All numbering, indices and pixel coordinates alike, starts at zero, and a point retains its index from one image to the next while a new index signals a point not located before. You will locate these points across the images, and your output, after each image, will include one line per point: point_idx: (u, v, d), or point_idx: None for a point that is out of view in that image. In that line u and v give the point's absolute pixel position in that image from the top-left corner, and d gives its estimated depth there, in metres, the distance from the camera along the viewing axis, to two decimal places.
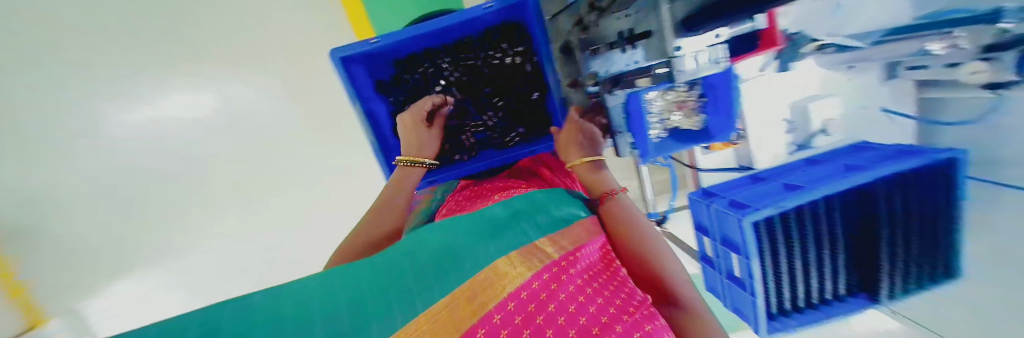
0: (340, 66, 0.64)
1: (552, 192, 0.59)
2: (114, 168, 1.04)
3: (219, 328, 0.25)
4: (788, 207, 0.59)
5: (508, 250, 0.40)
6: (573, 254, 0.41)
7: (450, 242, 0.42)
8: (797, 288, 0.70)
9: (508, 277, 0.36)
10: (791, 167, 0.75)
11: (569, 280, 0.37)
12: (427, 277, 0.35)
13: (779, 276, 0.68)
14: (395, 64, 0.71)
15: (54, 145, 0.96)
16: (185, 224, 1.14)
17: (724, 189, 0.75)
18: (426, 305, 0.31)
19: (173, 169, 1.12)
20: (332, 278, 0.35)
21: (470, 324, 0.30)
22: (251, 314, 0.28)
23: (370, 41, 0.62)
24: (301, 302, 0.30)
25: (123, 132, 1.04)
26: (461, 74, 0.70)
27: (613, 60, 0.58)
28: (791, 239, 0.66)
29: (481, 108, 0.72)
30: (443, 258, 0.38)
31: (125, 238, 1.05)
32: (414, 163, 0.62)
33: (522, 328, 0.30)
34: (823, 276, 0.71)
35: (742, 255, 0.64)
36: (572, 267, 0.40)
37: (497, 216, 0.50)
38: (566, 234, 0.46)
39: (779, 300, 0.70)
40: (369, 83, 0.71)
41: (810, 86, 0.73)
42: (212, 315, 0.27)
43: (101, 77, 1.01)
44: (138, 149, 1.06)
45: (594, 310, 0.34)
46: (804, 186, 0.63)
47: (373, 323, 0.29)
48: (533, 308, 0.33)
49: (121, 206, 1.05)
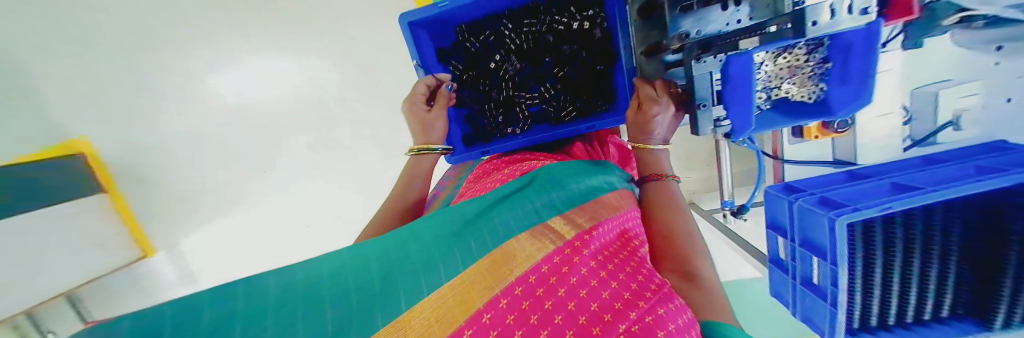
0: (408, 31, 0.63)
1: (571, 163, 0.55)
2: (204, 129, 1.13)
3: (233, 316, 0.23)
4: (895, 210, 0.51)
5: (518, 232, 0.39)
6: (589, 232, 0.38)
7: (457, 224, 0.41)
8: (889, 304, 0.61)
9: (516, 260, 0.33)
10: (902, 165, 0.64)
11: (582, 262, 0.33)
12: (434, 259, 0.34)
13: (868, 288, 0.60)
14: (458, 30, 0.70)
15: (156, 105, 1.09)
16: (263, 184, 1.21)
17: (811, 185, 0.66)
18: (430, 290, 0.29)
19: (243, 132, 1.15)
20: (342, 257, 0.33)
21: (474, 309, 0.28)
22: (265, 298, 0.25)
23: (437, 6, 0.61)
24: (312, 284, 0.28)
25: (206, 94, 1.10)
26: (523, 41, 0.68)
27: (710, 19, 0.46)
28: (891, 247, 0.58)
29: (539, 79, 0.69)
30: (449, 241, 0.37)
31: (214, 191, 1.18)
32: (424, 151, 0.63)
33: (530, 314, 0.27)
34: (925, 294, 0.61)
35: (827, 261, 0.56)
36: (587, 247, 0.36)
37: (508, 195, 0.48)
38: (583, 210, 0.43)
39: (862, 314, 0.62)
40: (433, 50, 0.71)
41: (942, 70, 0.64)
42: (226, 293, 0.25)
43: (188, 42, 1.06)
44: (219, 111, 1.12)
45: (608, 294, 0.30)
46: (916, 190, 0.53)
47: (379, 309, 0.27)
48: (542, 292, 0.29)
49: (209, 163, 1.15)
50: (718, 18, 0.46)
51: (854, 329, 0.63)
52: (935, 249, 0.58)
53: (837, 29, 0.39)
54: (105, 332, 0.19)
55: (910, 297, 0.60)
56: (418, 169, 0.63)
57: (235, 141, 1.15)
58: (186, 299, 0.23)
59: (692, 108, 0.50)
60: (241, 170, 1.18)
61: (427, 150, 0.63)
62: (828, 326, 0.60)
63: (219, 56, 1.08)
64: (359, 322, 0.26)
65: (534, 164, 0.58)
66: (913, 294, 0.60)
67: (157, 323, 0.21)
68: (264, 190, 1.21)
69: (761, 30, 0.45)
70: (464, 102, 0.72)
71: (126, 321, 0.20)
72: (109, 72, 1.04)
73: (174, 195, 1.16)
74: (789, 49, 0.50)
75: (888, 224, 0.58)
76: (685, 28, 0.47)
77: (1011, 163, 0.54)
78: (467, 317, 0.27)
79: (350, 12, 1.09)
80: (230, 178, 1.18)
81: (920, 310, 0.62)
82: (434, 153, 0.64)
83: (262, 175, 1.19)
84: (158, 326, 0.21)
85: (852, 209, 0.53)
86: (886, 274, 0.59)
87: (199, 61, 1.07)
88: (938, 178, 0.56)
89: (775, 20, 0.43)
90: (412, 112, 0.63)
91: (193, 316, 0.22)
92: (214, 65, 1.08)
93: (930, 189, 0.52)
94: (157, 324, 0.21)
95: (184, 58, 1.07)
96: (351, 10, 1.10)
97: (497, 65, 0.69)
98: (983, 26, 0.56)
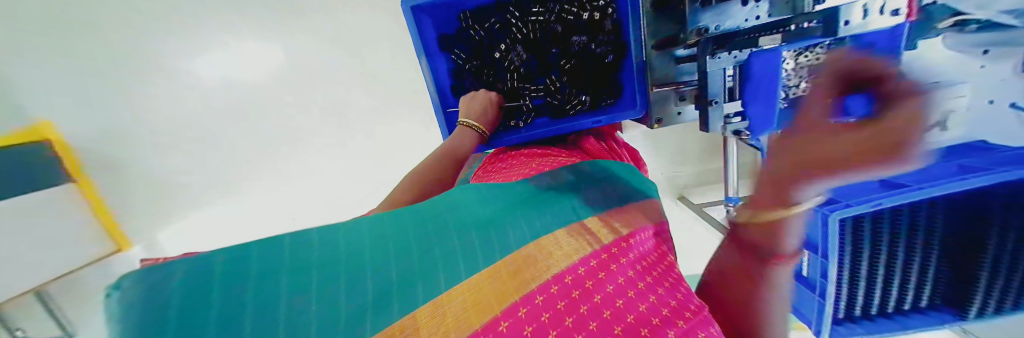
0: (410, 16, 0.62)
1: (599, 168, 0.55)
2: (158, 119, 0.96)
3: (278, 271, 0.25)
4: (884, 206, 0.52)
5: (556, 227, 0.38)
6: (627, 240, 0.37)
7: (493, 206, 0.41)
8: (873, 294, 0.64)
9: (552, 258, 0.33)
10: None
11: (619, 271, 0.34)
12: (473, 242, 0.34)
13: (855, 281, 0.63)
14: (461, 17, 0.68)
15: (97, 90, 0.91)
16: (240, 183, 1.06)
17: None
18: (469, 274, 0.30)
19: (208, 123, 0.99)
20: (381, 223, 0.34)
21: (509, 303, 0.28)
22: (308, 256, 0.28)
23: None
24: (353, 246, 0.30)
25: (165, 81, 0.94)
26: (530, 31, 0.66)
27: (729, 13, 0.46)
28: (878, 243, 0.60)
29: (546, 70, 0.68)
30: (489, 224, 0.37)
31: (174, 190, 1.02)
32: (467, 125, 0.62)
33: (566, 316, 0.28)
34: (907, 285, 0.64)
35: (817, 254, 0.58)
36: (624, 256, 0.36)
37: (543, 188, 0.48)
38: (618, 215, 0.43)
39: (847, 305, 0.65)
40: (435, 36, 0.69)
41: None
42: (274, 249, 0.27)
43: (134, 15, 0.89)
44: (178, 99, 0.96)
45: (645, 308, 0.30)
46: (907, 186, 0.56)
47: (420, 283, 0.28)
48: (577, 295, 0.30)
49: (169, 158, 1.00)
50: (737, 13, 0.46)
51: (839, 319, 0.66)
52: (918, 245, 0.61)
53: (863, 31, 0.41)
54: (162, 275, 0.22)
55: (894, 289, 0.63)
56: (462, 147, 0.60)
57: (200, 122, 0.99)
58: (237, 247, 0.26)
59: (704, 103, 0.51)
60: (207, 157, 1.02)
61: (471, 125, 0.62)
62: (815, 317, 0.63)
63: (179, 17, 0.91)
64: (399, 296, 0.27)
65: (555, 162, 0.59)
66: (896, 285, 0.63)
67: (207, 267, 0.23)
68: (232, 182, 1.05)
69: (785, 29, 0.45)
70: (466, 91, 0.71)
71: (180, 265, 0.22)
72: (36, 28, 0.84)
73: (123, 197, 0.99)
74: (812, 48, 0.50)
75: (876, 219, 0.59)
76: (704, 23, 0.47)
77: (993, 163, 0.57)
78: (502, 309, 0.27)
79: None
80: (191, 175, 1.02)
81: (901, 301, 0.65)
82: (474, 130, 0.62)
83: (233, 173, 1.05)
84: (209, 271, 0.23)
85: (846, 206, 0.54)
86: (872, 268, 0.62)
87: (156, 22, 0.90)
88: (924, 176, 0.58)
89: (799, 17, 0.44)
90: (473, 99, 0.66)
91: (241, 267, 0.24)
92: (177, 45, 0.93)
93: (919, 187, 0.54)
94: (208, 267, 0.23)
95: (134, 19, 0.89)
96: None
97: (502, 55, 0.68)
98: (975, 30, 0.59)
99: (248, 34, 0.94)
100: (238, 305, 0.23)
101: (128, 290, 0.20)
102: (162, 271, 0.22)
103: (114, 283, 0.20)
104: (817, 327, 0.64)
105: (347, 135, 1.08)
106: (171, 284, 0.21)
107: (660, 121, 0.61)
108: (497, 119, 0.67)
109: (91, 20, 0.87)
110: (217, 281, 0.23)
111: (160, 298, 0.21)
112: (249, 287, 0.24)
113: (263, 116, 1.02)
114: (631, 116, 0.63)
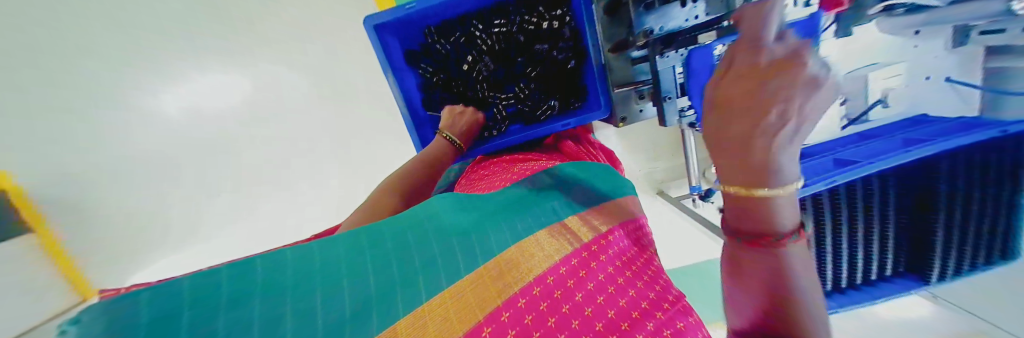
0: (374, 34, 0.62)
1: (577, 169, 0.57)
2: (113, 156, 0.90)
3: (251, 293, 0.24)
4: (836, 182, 0.57)
5: (538, 228, 0.40)
6: (605, 237, 0.39)
7: (473, 214, 0.41)
8: (840, 269, 0.68)
9: (534, 259, 0.34)
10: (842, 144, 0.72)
11: (600, 267, 0.35)
12: (455, 246, 0.34)
13: (822, 257, 0.66)
14: (426, 33, 0.69)
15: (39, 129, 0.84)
16: (207, 217, 1.00)
17: None
18: (451, 281, 0.30)
19: (173, 156, 0.95)
20: (360, 235, 0.34)
21: (493, 308, 0.28)
22: (283, 275, 0.27)
23: (405, 7, 0.60)
24: (329, 261, 0.29)
25: (123, 115, 0.90)
26: (494, 42, 0.68)
27: (671, 15, 0.49)
28: (837, 218, 0.64)
29: (512, 79, 0.69)
30: (469, 230, 0.37)
31: (129, 232, 0.93)
32: (441, 136, 0.63)
33: (549, 316, 0.29)
34: (871, 256, 0.68)
35: None
36: (603, 253, 0.37)
37: (525, 193, 0.49)
38: (598, 214, 0.45)
39: (819, 281, 0.69)
40: (401, 53, 0.70)
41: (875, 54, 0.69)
42: (245, 271, 0.26)
43: (93, 51, 0.86)
44: (138, 132, 0.91)
45: (625, 302, 0.32)
46: (858, 161, 0.60)
47: (400, 292, 0.28)
48: (559, 295, 0.31)
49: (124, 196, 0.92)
50: (678, 14, 0.49)
51: None
52: (874, 218, 0.65)
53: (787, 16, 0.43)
54: (125, 305, 0.20)
55: (858, 260, 0.67)
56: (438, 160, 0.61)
57: (163, 155, 0.94)
58: (206, 275, 0.24)
59: (659, 99, 0.54)
60: (173, 192, 0.96)
61: (443, 135, 0.63)
62: None
63: (148, 48, 0.89)
64: (379, 308, 0.26)
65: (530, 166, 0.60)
66: (860, 258, 0.67)
67: (174, 295, 0.22)
68: (207, 217, 1.00)
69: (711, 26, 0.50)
70: (436, 105, 0.72)
71: (141, 294, 0.21)
72: None
73: (63, 249, 0.88)
74: None
75: (834, 194, 0.63)
76: (650, 24, 0.50)
77: (930, 134, 0.62)
78: (485, 315, 0.27)
79: (310, 12, 0.96)
80: (152, 213, 0.95)
81: (867, 272, 0.69)
82: (446, 140, 0.63)
83: (199, 207, 0.99)
84: (175, 299, 0.22)
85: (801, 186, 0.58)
86: (836, 242, 0.66)
87: (123, 55, 0.88)
88: (872, 152, 0.63)
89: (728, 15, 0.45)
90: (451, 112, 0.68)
91: (209, 290, 0.23)
92: (138, 79, 0.90)
93: (868, 162, 0.58)
94: (174, 296, 0.22)
95: (98, 52, 0.87)
96: (313, 11, 0.97)
97: (470, 67, 0.69)
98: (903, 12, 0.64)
99: (218, 61, 0.93)
100: (208, 330, 0.21)
101: (88, 326, 0.18)
102: (120, 298, 0.20)
103: (68, 318, 0.18)
104: None
105: (324, 158, 1.07)
106: (134, 314, 0.20)
107: (624, 120, 0.63)
108: (472, 131, 0.67)
109: (46, 54, 0.83)
110: (185, 311, 0.21)
111: (121, 327, 0.19)
112: (220, 313, 0.22)
113: (233, 145, 0.99)
114: (596, 117, 0.64)
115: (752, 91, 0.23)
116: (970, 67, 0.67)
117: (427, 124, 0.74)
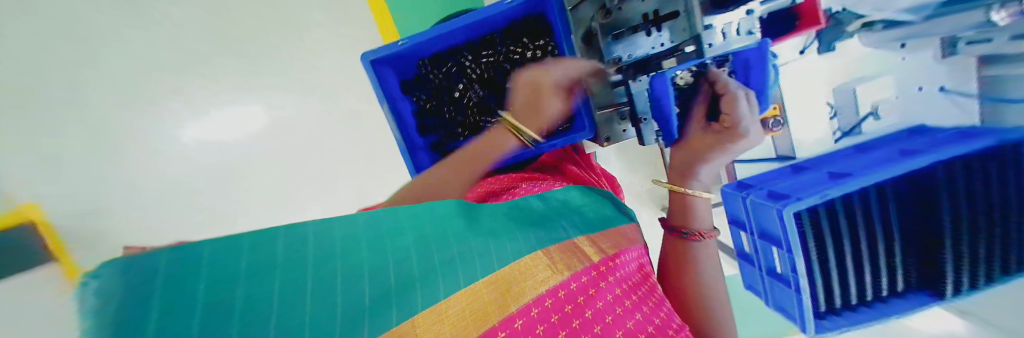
0: (371, 68, 0.67)
1: (576, 188, 0.58)
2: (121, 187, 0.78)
3: (269, 271, 0.23)
4: (833, 196, 0.54)
5: (550, 244, 0.40)
6: (613, 259, 0.41)
7: (489, 219, 0.40)
8: (848, 284, 0.65)
9: (546, 271, 0.35)
10: (841, 154, 0.71)
11: (608, 288, 0.37)
12: (474, 249, 0.33)
13: (826, 272, 0.64)
14: (421, 64, 0.73)
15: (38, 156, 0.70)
16: None
17: (760, 181, 0.72)
18: (469, 282, 0.30)
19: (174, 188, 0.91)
20: (379, 219, 0.32)
21: (508, 313, 0.29)
22: (304, 252, 0.25)
23: (399, 43, 0.65)
24: (349, 245, 0.28)
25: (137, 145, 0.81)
26: (483, 70, 0.72)
27: (637, 44, 0.54)
28: (837, 230, 0.63)
29: (500, 104, 0.71)
30: (486, 234, 0.36)
31: None
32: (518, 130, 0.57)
33: (559, 329, 0.31)
34: (878, 270, 0.65)
35: (784, 250, 0.60)
36: (611, 274, 0.39)
37: (533, 207, 0.48)
38: (604, 237, 0.46)
39: (826, 298, 0.66)
40: (396, 83, 0.74)
41: (861, 67, 0.71)
42: (266, 241, 0.25)
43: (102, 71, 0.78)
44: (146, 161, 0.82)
45: (630, 325, 0.35)
46: (851, 174, 0.59)
47: (419, 285, 0.28)
48: (571, 310, 0.33)
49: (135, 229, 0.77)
50: (643, 43, 0.54)
51: (822, 313, 0.66)
52: (876, 230, 0.63)
53: (729, 48, 0.50)
54: (148, 266, 0.19)
55: (863, 275, 0.65)
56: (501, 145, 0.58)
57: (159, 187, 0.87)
58: (227, 241, 0.23)
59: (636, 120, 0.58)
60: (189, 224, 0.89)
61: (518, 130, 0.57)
62: (798, 312, 0.62)
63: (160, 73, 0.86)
64: (398, 301, 0.26)
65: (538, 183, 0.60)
66: (867, 273, 0.64)
67: (194, 267, 0.20)
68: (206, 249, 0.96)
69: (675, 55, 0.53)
70: (430, 129, 0.75)
71: (163, 255, 0.20)
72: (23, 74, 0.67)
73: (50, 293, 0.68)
74: None
75: (831, 209, 0.63)
76: (617, 53, 0.55)
77: (930, 144, 0.61)
78: (502, 318, 0.29)
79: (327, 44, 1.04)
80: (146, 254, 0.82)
81: (877, 287, 0.66)
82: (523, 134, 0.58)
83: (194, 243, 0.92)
84: (196, 272, 0.20)
85: (795, 199, 0.56)
86: (838, 256, 0.64)
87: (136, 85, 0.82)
88: (869, 164, 0.62)
89: (688, 41, 0.50)
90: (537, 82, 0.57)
91: (231, 258, 0.22)
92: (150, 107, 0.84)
93: (861, 175, 0.57)
94: (196, 268, 0.20)
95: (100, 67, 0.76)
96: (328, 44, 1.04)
97: (461, 94, 0.74)
98: (882, 28, 0.65)
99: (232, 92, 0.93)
100: (228, 309, 0.20)
101: (108, 282, 0.17)
102: (145, 257, 0.19)
103: (92, 270, 0.17)
104: (800, 323, 0.63)
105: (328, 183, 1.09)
106: (151, 276, 0.19)
107: (609, 140, 0.65)
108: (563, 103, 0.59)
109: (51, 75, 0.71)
110: (202, 282, 0.20)
111: (135, 290, 0.18)
112: (240, 281, 0.22)
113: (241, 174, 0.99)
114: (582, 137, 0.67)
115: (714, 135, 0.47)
116: (966, 79, 0.67)
117: (421, 148, 0.76)
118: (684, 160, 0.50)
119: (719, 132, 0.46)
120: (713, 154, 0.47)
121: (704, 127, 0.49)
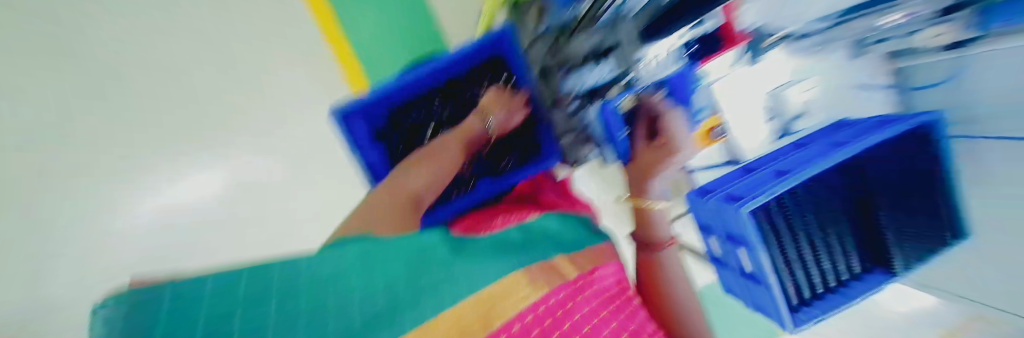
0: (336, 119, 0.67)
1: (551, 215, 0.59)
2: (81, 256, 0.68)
3: (265, 297, 0.24)
4: (776, 192, 0.61)
5: (530, 262, 0.40)
6: (590, 274, 0.43)
7: (465, 247, 0.41)
8: (812, 273, 0.70)
9: (526, 288, 0.35)
10: (781, 152, 0.79)
11: (584, 302, 0.39)
12: (457, 272, 0.34)
13: (791, 263, 0.68)
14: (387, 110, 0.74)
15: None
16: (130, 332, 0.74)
17: (719, 184, 0.76)
18: (454, 302, 0.30)
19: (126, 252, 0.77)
20: (361, 247, 0.32)
21: (491, 330, 0.30)
22: (296, 282, 0.26)
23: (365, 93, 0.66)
24: (339, 271, 0.28)
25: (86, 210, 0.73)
26: (450, 110, 0.74)
27: (586, 76, 0.64)
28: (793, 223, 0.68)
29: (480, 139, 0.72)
30: (466, 258, 0.37)
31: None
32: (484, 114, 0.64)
33: None
34: (836, 257, 0.71)
35: (749, 248, 0.64)
36: (588, 287, 0.41)
37: (512, 234, 0.49)
38: (583, 255, 0.47)
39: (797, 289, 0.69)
40: (362, 131, 0.73)
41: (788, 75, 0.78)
42: (261, 271, 0.25)
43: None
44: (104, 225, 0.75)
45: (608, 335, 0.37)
46: (792, 171, 0.64)
47: (407, 307, 0.28)
48: (550, 324, 0.34)
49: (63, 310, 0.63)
50: (591, 75, 0.64)
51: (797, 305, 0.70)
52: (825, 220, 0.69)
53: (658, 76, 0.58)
54: (146, 313, 0.20)
55: (824, 264, 0.70)
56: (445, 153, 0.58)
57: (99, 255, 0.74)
58: (224, 275, 0.24)
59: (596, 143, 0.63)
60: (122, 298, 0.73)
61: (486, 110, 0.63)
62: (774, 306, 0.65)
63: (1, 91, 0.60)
64: (386, 323, 0.26)
65: (511, 215, 0.62)
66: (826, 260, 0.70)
67: (197, 298, 0.21)
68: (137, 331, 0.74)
69: (625, 83, 0.59)
70: None
71: (162, 288, 0.21)
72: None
73: None
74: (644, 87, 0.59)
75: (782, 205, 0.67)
76: (570, 85, 0.66)
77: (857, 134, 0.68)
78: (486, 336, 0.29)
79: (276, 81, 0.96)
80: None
81: (839, 273, 0.71)
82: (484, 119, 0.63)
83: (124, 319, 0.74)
84: (197, 300, 0.21)
85: (749, 198, 0.61)
86: (792, 246, 0.69)
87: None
88: (806, 159, 0.68)
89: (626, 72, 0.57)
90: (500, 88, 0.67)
91: (230, 289, 0.23)
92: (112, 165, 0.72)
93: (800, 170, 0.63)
94: (197, 297, 0.21)
95: None
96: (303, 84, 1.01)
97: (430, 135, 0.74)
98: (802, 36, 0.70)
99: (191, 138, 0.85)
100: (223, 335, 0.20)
101: (108, 314, 0.19)
102: (143, 292, 0.20)
103: (97, 303, 0.19)
104: (779, 318, 0.66)
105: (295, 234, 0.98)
106: (157, 299, 0.20)
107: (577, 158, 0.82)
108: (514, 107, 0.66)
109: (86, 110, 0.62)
110: (204, 307, 0.21)
111: (149, 315, 0.19)
112: (238, 310, 0.22)
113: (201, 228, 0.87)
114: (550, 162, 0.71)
115: (659, 149, 0.51)
116: (877, 73, 0.77)
117: None
118: (637, 175, 0.53)
119: (658, 145, 0.51)
120: (660, 167, 0.50)
121: (646, 143, 0.54)
